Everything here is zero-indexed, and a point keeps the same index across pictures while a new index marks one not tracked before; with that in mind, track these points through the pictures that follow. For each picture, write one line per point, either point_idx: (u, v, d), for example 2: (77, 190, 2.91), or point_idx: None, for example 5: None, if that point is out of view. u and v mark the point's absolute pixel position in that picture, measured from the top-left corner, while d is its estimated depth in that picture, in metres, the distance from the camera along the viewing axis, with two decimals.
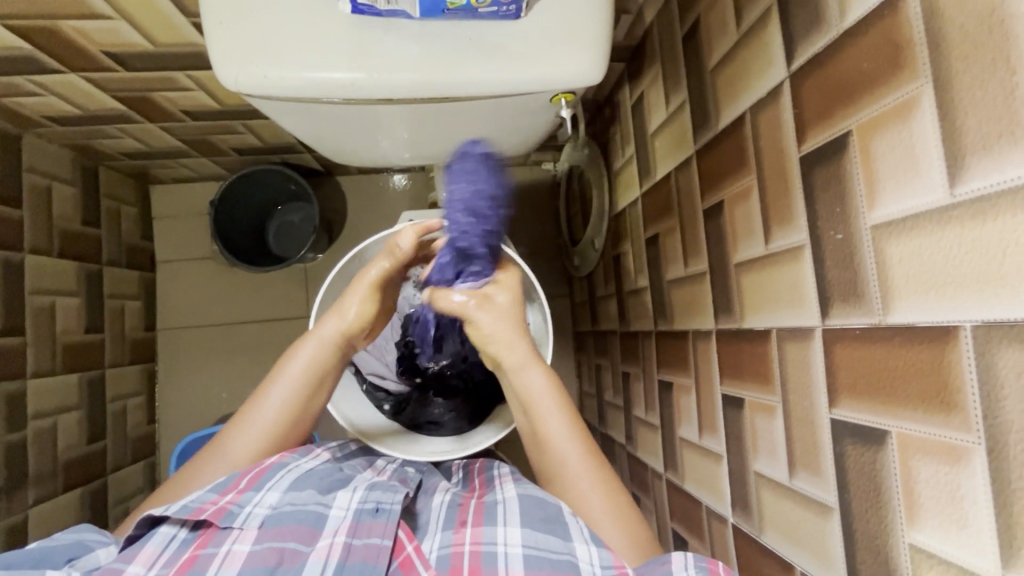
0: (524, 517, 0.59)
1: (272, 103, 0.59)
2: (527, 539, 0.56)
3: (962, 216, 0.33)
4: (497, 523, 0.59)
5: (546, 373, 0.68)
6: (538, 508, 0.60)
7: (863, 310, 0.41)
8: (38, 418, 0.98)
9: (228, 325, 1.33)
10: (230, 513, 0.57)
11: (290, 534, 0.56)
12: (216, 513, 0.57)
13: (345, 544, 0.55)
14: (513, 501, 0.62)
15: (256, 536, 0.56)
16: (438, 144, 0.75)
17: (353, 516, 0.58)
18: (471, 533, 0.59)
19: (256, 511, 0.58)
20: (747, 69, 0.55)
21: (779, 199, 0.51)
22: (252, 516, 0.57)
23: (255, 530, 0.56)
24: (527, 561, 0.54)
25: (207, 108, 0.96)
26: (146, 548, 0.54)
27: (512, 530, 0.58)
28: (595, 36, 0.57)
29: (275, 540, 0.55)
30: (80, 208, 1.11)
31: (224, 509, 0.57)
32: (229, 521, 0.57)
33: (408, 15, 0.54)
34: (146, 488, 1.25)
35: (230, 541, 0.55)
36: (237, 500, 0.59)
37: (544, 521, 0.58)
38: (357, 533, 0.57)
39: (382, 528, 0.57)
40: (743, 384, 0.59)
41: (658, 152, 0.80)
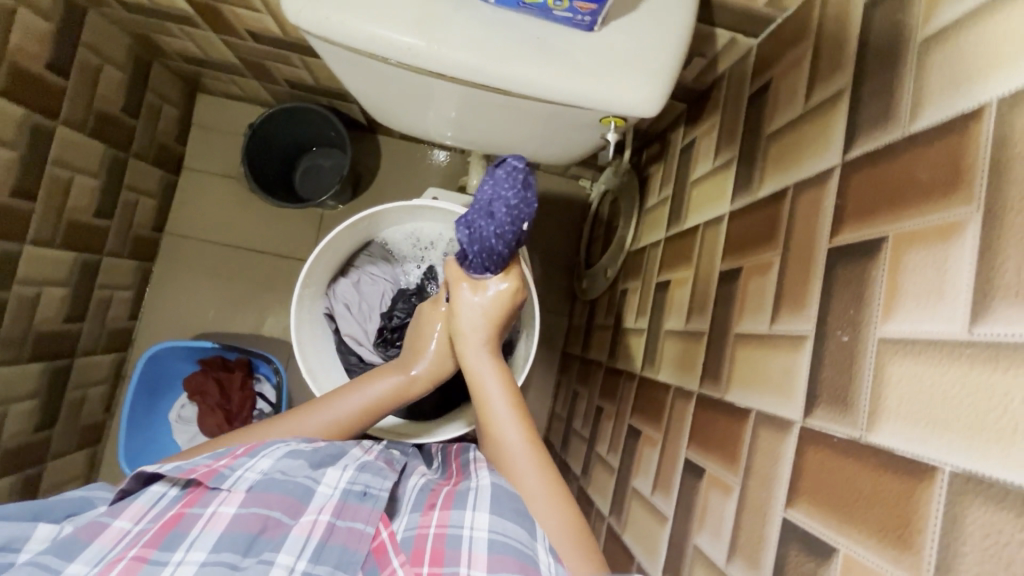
0: (493, 503, 0.56)
1: (327, 47, 0.59)
2: (495, 525, 0.54)
3: (974, 356, 0.32)
4: (466, 507, 0.57)
5: (501, 371, 0.71)
6: (510, 498, 0.58)
7: (847, 421, 0.40)
8: (24, 284, 0.99)
9: (232, 248, 1.33)
10: (222, 475, 0.56)
11: (277, 503, 0.54)
12: (207, 474, 0.56)
13: (329, 524, 0.54)
14: (486, 486, 0.60)
15: (242, 499, 0.54)
16: (480, 132, 0.74)
17: (341, 496, 0.57)
18: (439, 516, 0.57)
19: (246, 475, 0.57)
20: (802, 146, 0.54)
21: (796, 283, 0.49)
22: (241, 480, 0.56)
23: (243, 493, 0.54)
24: (491, 546, 0.51)
25: (271, 34, 0.96)
26: (134, 504, 0.53)
27: (480, 515, 0.55)
28: (661, 69, 0.56)
29: (262, 506, 0.53)
30: (125, 95, 1.12)
31: (215, 471, 0.56)
32: (218, 482, 0.55)
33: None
34: (107, 380, 1.26)
35: (217, 502, 0.54)
36: (229, 465, 0.58)
37: (514, 512, 0.56)
38: (342, 514, 0.55)
39: (366, 514, 0.56)
40: (708, 455, 0.58)
41: (692, 202, 0.79)
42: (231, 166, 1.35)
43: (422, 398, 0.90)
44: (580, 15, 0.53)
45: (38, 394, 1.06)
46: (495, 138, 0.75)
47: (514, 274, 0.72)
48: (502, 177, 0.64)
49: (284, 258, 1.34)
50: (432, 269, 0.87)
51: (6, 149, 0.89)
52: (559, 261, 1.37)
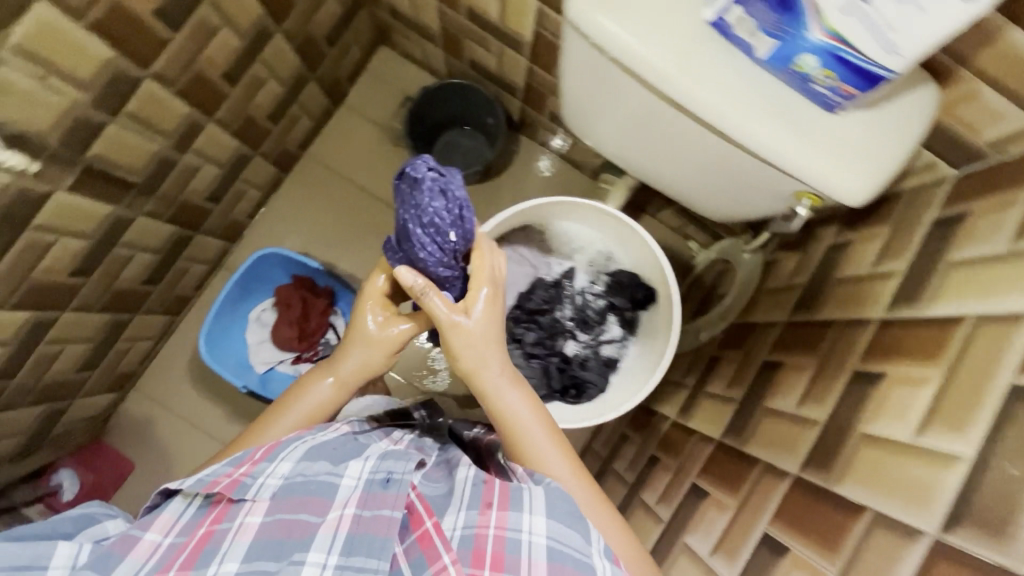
0: (549, 507, 0.60)
1: (582, 48, 0.64)
2: (551, 531, 0.58)
3: None
4: (523, 509, 0.60)
5: (523, 393, 0.71)
6: (563, 500, 0.61)
7: (998, 548, 0.44)
8: (195, 155, 1.05)
9: (359, 188, 1.42)
10: (245, 484, 0.62)
11: (303, 506, 0.60)
12: (229, 484, 0.61)
13: (353, 517, 0.59)
14: (542, 488, 0.62)
15: (267, 508, 0.60)
16: (661, 168, 0.79)
17: (365, 488, 0.62)
18: (497, 515, 0.60)
19: (268, 481, 0.62)
20: (996, 280, 0.55)
21: (958, 405, 0.50)
22: (264, 488, 0.62)
23: (266, 502, 0.61)
24: (550, 553, 0.56)
25: (490, 16, 1.04)
26: (163, 516, 0.61)
27: (537, 519, 0.59)
28: (881, 169, 0.59)
29: (286, 513, 0.59)
30: (334, 25, 1.21)
31: (238, 481, 0.62)
32: (241, 492, 0.61)
33: (750, 53, 0.58)
34: (212, 264, 1.33)
35: (241, 514, 0.60)
36: (250, 472, 0.63)
37: (567, 514, 0.59)
38: (366, 505, 0.61)
39: (392, 499, 0.61)
40: (799, 536, 0.59)
41: (832, 298, 0.80)
42: (385, 117, 1.43)
43: (535, 373, 0.93)
44: (834, 96, 0.57)
45: (161, 256, 1.12)
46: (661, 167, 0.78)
47: (479, 256, 0.70)
48: (405, 192, 0.62)
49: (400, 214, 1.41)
50: (571, 271, 0.97)
51: (239, 38, 0.96)
52: None
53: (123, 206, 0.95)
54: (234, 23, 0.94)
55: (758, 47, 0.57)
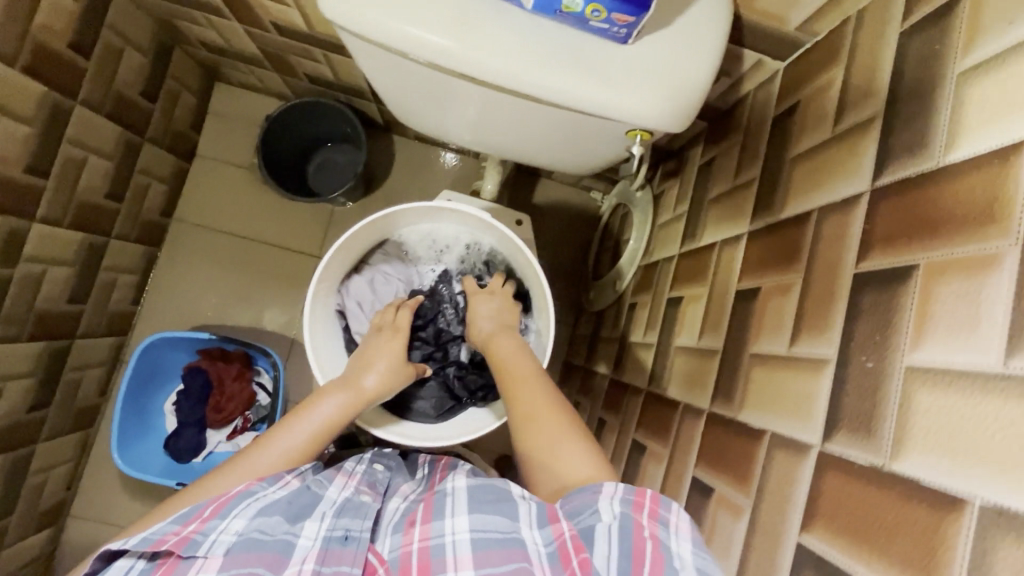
0: (470, 504, 0.53)
1: (362, 43, 0.59)
2: (474, 524, 0.50)
3: (1007, 389, 0.32)
4: (445, 515, 0.52)
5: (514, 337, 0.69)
6: (486, 492, 0.54)
7: (871, 448, 0.39)
8: (30, 261, 0.98)
9: (237, 236, 1.33)
10: (194, 542, 0.49)
11: (257, 560, 0.48)
12: (177, 544, 0.48)
13: (312, 573, 0.49)
14: (463, 490, 0.55)
15: (222, 564, 0.48)
16: (490, 135, 0.74)
17: (322, 545, 0.51)
18: (421, 530, 0.52)
19: (221, 539, 0.49)
20: (830, 168, 0.54)
21: (819, 306, 0.49)
22: (217, 545, 0.49)
23: (220, 559, 0.48)
24: (475, 548, 0.48)
25: (294, 26, 0.96)
26: None
27: (460, 519, 0.51)
28: (692, 88, 0.57)
29: (241, 569, 0.47)
30: (144, 79, 1.12)
31: (187, 539, 0.49)
32: (192, 550, 0.48)
33: (520, 5, 0.54)
34: (107, 364, 1.25)
35: (194, 572, 0.47)
36: (201, 528, 0.50)
37: (492, 501, 0.53)
38: (326, 561, 0.50)
39: (351, 557, 0.51)
40: (718, 474, 0.57)
41: (709, 220, 0.78)
42: (244, 157, 1.35)
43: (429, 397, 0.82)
44: (615, 27, 0.53)
45: (35, 374, 1.05)
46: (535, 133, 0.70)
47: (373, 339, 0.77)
48: None
49: (294, 251, 1.33)
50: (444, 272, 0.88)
51: (25, 122, 0.89)
52: (567, 271, 1.37)
53: None
54: (15, 112, 0.87)
55: None
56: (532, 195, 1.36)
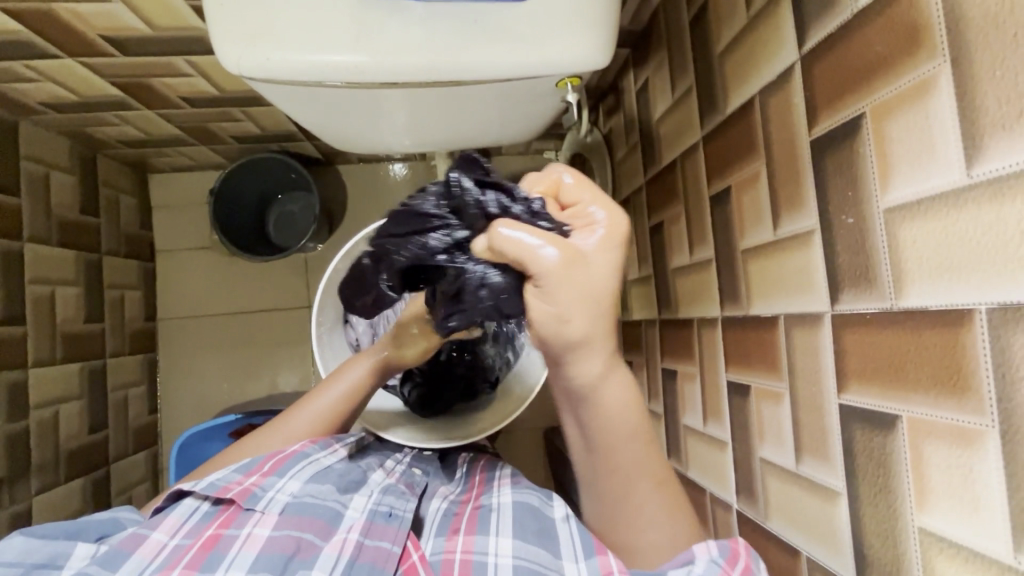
0: (516, 528, 0.57)
1: (275, 87, 0.58)
2: (519, 551, 0.54)
3: (979, 197, 0.33)
4: (489, 532, 0.57)
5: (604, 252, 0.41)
6: (534, 519, 0.58)
7: (874, 294, 0.41)
8: (39, 408, 0.98)
9: (224, 314, 1.32)
10: (254, 495, 0.58)
11: (308, 526, 0.56)
12: (241, 494, 0.58)
13: (357, 542, 0.55)
14: (509, 508, 0.60)
15: (276, 521, 0.56)
16: (433, 132, 0.74)
17: (368, 516, 0.58)
18: (465, 540, 0.57)
19: (278, 497, 0.58)
20: (757, 51, 0.54)
21: (790, 182, 0.50)
22: (274, 502, 0.58)
23: (276, 516, 0.56)
24: (516, 572, 0.52)
25: (205, 95, 0.94)
26: (170, 518, 0.57)
27: (504, 540, 0.55)
28: (604, 18, 0.56)
29: (294, 529, 0.55)
30: (79, 197, 1.11)
31: (247, 491, 0.58)
32: (252, 503, 0.57)
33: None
34: (148, 478, 1.25)
35: (251, 524, 0.56)
36: (261, 484, 0.59)
37: (537, 534, 0.56)
38: (368, 534, 0.56)
39: (393, 533, 0.57)
40: (750, 371, 0.59)
41: (664, 139, 0.79)
42: (201, 237, 1.33)
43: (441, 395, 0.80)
44: None
45: (85, 508, 1.06)
46: (463, 117, 0.70)
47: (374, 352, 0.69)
48: None
49: (283, 309, 1.32)
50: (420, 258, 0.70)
51: None
52: None
53: (6, 505, 0.90)
54: None
55: None
56: None
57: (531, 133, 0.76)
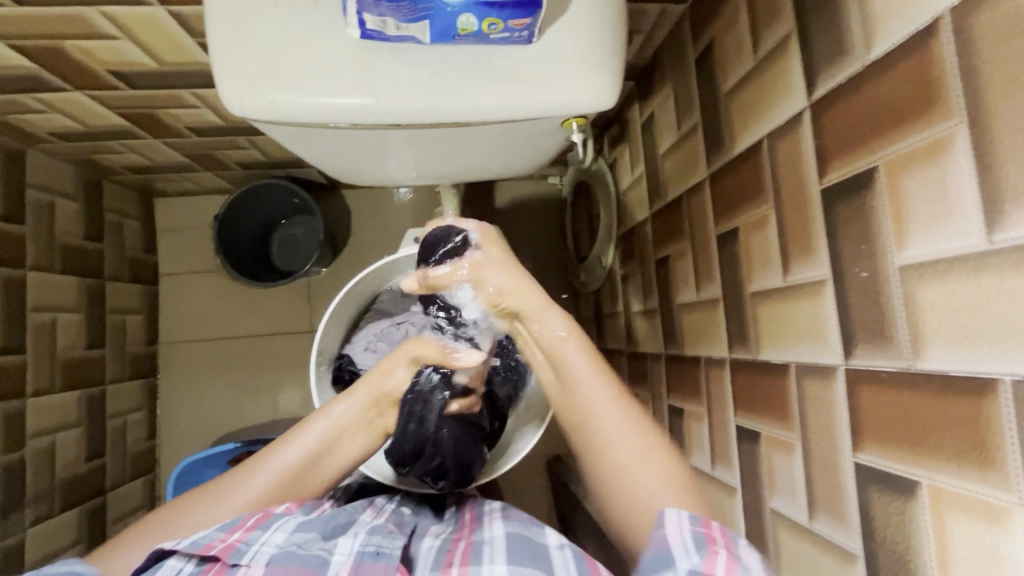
0: (510, 554, 0.55)
1: (279, 128, 0.58)
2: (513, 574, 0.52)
3: (1002, 263, 0.31)
4: (483, 561, 0.55)
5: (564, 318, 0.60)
6: (525, 546, 0.57)
7: (890, 353, 0.39)
8: (37, 438, 0.97)
9: (225, 339, 1.31)
10: (239, 550, 0.54)
11: (293, 574, 0.52)
12: (224, 551, 0.53)
13: None
14: (501, 539, 0.58)
15: (262, 574, 0.52)
16: (438, 166, 0.73)
17: (354, 558, 0.55)
18: (458, 572, 0.54)
19: (263, 549, 0.54)
20: (766, 95, 0.54)
21: (799, 230, 0.49)
22: (260, 555, 0.54)
23: (262, 568, 0.53)
24: None
25: (211, 124, 0.95)
26: None
27: (497, 566, 0.54)
28: (611, 60, 0.56)
29: None
30: (83, 223, 1.11)
31: (231, 547, 0.54)
32: (238, 558, 0.53)
33: (418, 41, 0.52)
34: (145, 505, 1.24)
35: None
36: (244, 538, 0.55)
37: (530, 558, 0.55)
38: (357, 574, 0.54)
39: (383, 570, 0.54)
40: (759, 418, 0.57)
41: (669, 173, 0.78)
42: (203, 261, 1.32)
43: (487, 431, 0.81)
44: (516, 31, 0.52)
45: (79, 538, 1.04)
46: (467, 153, 0.69)
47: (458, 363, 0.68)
48: None
49: (285, 334, 1.31)
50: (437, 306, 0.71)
51: None
52: (551, 261, 1.37)
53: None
54: None
55: (418, 33, 0.51)
56: (494, 201, 1.36)
57: (534, 168, 0.76)
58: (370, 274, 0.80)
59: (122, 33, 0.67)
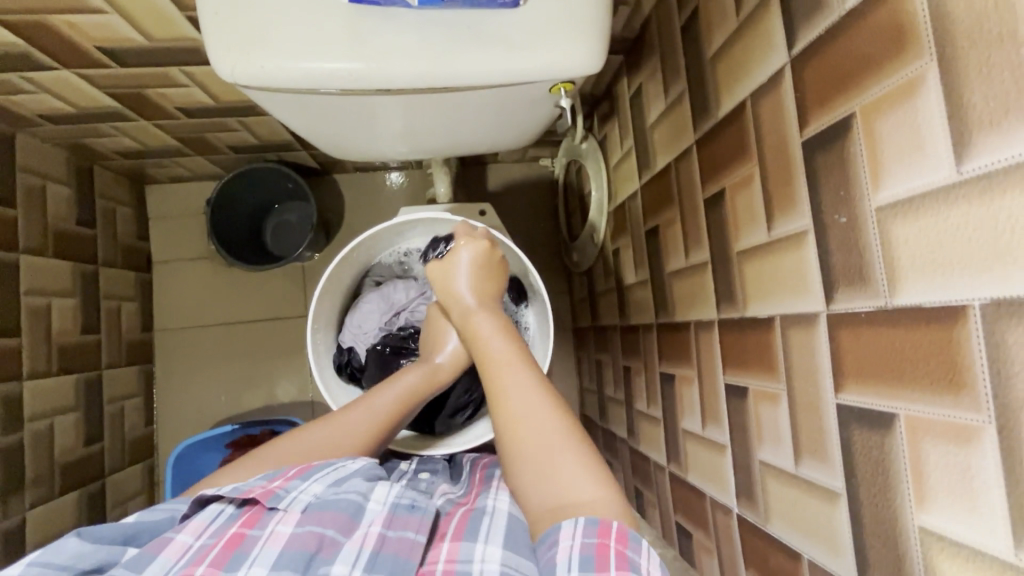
0: (505, 538, 0.53)
1: (270, 95, 0.59)
2: (507, 559, 0.51)
3: (969, 193, 0.33)
4: (477, 539, 0.54)
5: (496, 317, 0.62)
6: (525, 533, 0.55)
7: (869, 293, 0.41)
8: (35, 420, 0.97)
9: (220, 325, 1.31)
10: (278, 495, 0.56)
11: (329, 522, 0.53)
12: (263, 494, 0.56)
13: (380, 534, 0.52)
14: (502, 515, 0.58)
15: (298, 519, 0.54)
16: (429, 138, 0.74)
17: (389, 509, 0.56)
18: (448, 548, 0.54)
19: (301, 497, 0.57)
20: (748, 55, 0.55)
21: (782, 185, 0.50)
22: (297, 501, 0.56)
23: (298, 514, 0.54)
24: None
25: (201, 104, 0.95)
26: (196, 519, 0.54)
27: (491, 548, 0.52)
28: (597, 23, 0.57)
29: (316, 524, 0.53)
30: (76, 208, 1.11)
31: (271, 491, 0.56)
32: (276, 502, 0.56)
33: (406, 5, 0.53)
34: (145, 491, 1.24)
35: (274, 522, 0.53)
36: (284, 486, 0.58)
37: (529, 547, 0.53)
38: (392, 524, 0.54)
39: (418, 523, 0.55)
40: (747, 373, 0.59)
41: (657, 143, 0.79)
42: (197, 247, 1.32)
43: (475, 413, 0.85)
44: None
45: (80, 521, 1.05)
46: (457, 123, 0.70)
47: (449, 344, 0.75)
48: None
49: (280, 318, 1.32)
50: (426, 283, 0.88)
51: None
52: (544, 242, 1.38)
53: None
54: None
55: None
56: (486, 183, 1.37)
57: (524, 139, 0.77)
58: (363, 249, 0.82)
59: (111, 7, 0.67)
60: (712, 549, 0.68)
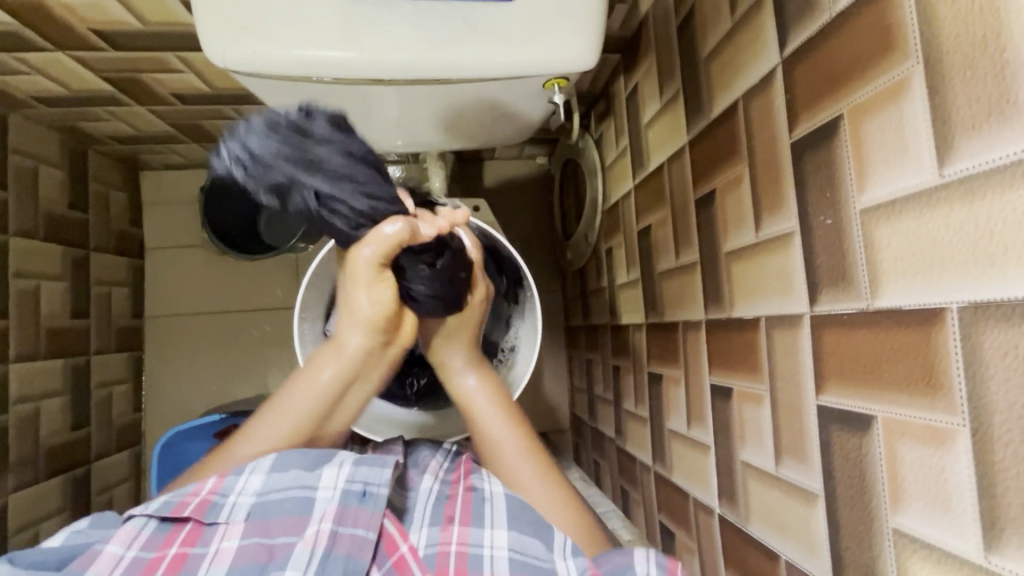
0: (510, 520, 0.54)
1: (262, 81, 0.58)
2: (514, 543, 0.52)
3: (951, 196, 0.33)
4: (484, 524, 0.54)
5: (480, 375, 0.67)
6: (523, 510, 0.56)
7: (851, 295, 0.41)
8: (21, 403, 0.97)
9: (211, 313, 1.30)
10: (215, 505, 0.52)
11: (279, 528, 0.50)
12: (198, 506, 0.51)
13: (332, 532, 0.49)
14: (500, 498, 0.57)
15: (243, 530, 0.50)
16: (422, 130, 0.74)
17: (340, 500, 0.52)
18: (460, 531, 0.53)
19: (240, 501, 0.52)
20: (741, 56, 0.55)
21: (770, 187, 0.51)
22: (237, 508, 0.51)
23: (242, 524, 0.50)
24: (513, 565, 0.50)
25: (196, 91, 0.94)
26: (126, 527, 0.49)
27: (499, 532, 0.53)
28: (591, 19, 0.56)
29: (263, 535, 0.49)
30: (68, 192, 1.10)
31: (208, 500, 0.52)
32: (214, 516, 0.51)
33: None
34: (131, 477, 1.24)
35: (218, 537, 0.49)
36: (220, 491, 0.53)
37: (533, 524, 0.54)
38: (344, 519, 0.50)
39: (368, 519, 0.51)
40: (732, 374, 0.59)
41: (652, 141, 0.79)
42: (190, 235, 1.32)
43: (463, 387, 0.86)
44: None
45: (64, 506, 1.05)
46: (451, 116, 0.70)
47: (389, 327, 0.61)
48: None
49: (271, 309, 1.31)
50: None
51: None
52: (539, 240, 1.37)
53: None
54: None
55: None
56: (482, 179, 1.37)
57: (518, 134, 0.76)
58: None
59: None
60: (693, 549, 0.68)
